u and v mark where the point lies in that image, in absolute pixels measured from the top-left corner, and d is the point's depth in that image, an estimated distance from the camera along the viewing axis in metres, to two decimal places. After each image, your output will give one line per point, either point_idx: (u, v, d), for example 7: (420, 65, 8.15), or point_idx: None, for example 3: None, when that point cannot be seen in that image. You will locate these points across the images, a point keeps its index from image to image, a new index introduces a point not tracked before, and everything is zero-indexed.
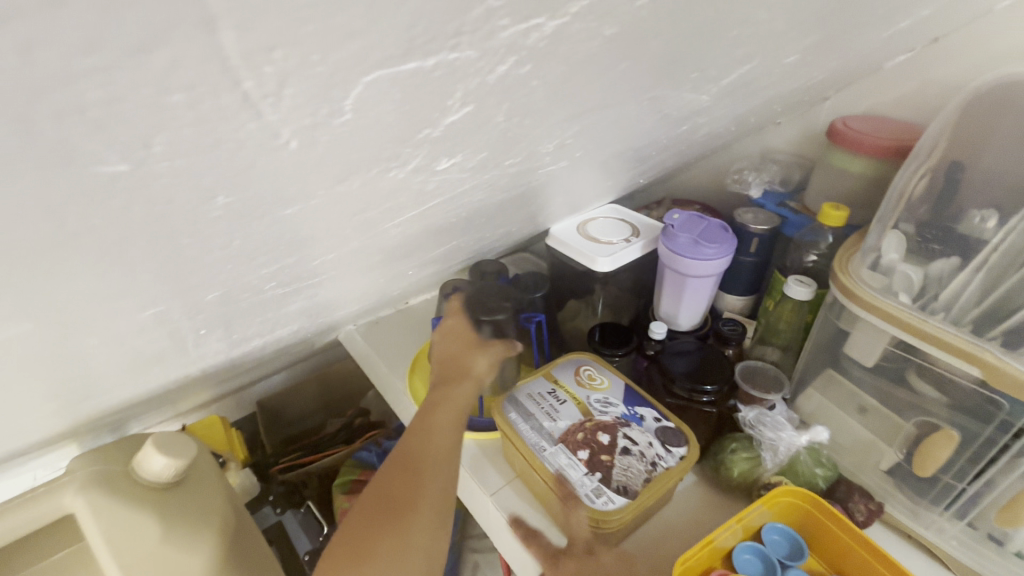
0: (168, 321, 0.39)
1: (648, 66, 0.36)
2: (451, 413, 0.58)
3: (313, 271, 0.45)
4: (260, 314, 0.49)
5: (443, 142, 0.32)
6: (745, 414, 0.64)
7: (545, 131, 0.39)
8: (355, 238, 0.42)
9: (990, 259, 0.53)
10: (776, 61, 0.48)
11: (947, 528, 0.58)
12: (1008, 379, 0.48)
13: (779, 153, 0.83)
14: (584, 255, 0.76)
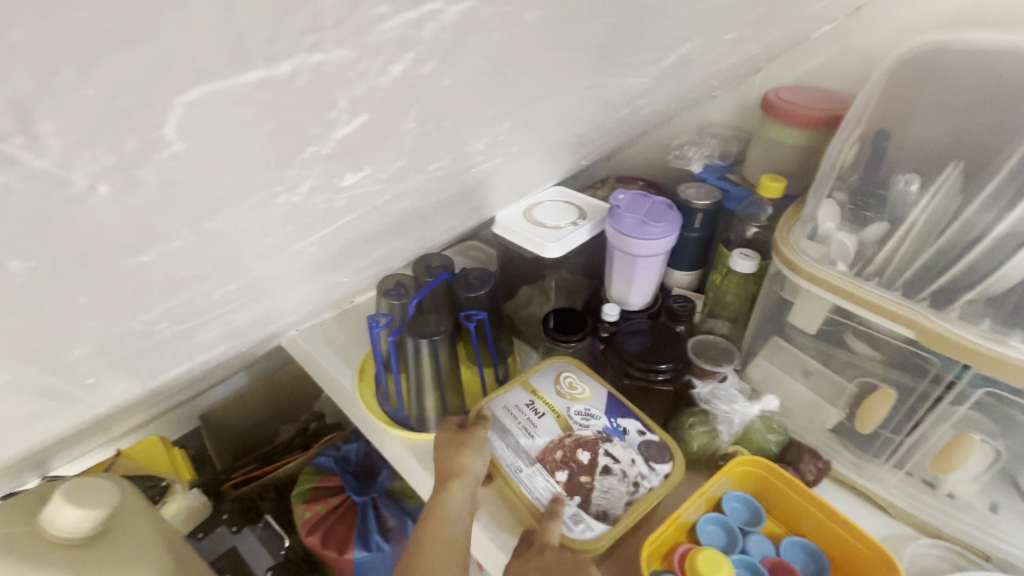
0: (58, 363, 0.34)
1: (587, 52, 0.34)
2: (447, 550, 0.50)
3: (231, 293, 0.41)
4: (178, 340, 0.44)
5: (340, 156, 0.30)
6: (700, 389, 0.65)
7: (482, 126, 0.36)
8: (279, 250, 0.38)
9: (917, 226, 0.56)
10: (712, 40, 0.47)
11: (887, 478, 0.62)
12: (937, 339, 0.50)
13: (717, 126, 0.84)
14: (532, 241, 0.74)
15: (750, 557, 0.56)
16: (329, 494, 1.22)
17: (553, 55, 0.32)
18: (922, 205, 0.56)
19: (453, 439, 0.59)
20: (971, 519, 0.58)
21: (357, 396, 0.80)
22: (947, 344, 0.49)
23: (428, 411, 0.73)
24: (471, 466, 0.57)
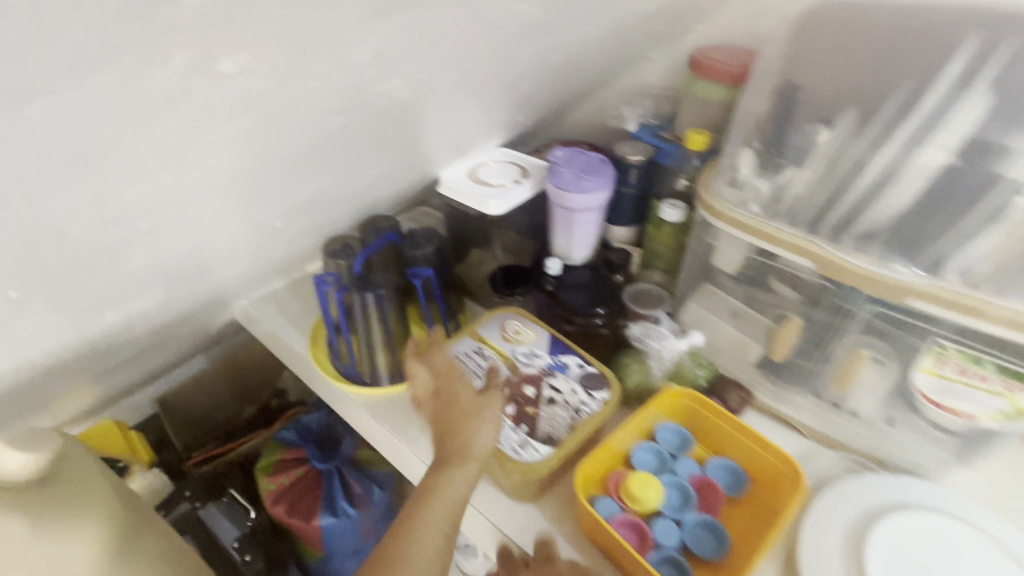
0: None
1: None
2: (439, 520, 0.48)
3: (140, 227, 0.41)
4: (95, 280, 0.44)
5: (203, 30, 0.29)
6: (632, 329, 0.69)
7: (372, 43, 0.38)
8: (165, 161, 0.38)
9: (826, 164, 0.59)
10: None
11: (803, 404, 0.68)
12: (835, 267, 0.55)
13: (651, 87, 0.87)
14: (474, 199, 0.76)
15: (678, 478, 0.61)
16: (292, 465, 1.23)
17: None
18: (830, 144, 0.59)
19: (453, 402, 0.54)
20: (874, 434, 0.65)
21: (311, 359, 0.81)
22: (840, 271, 0.54)
23: (382, 368, 0.75)
24: (482, 441, 0.53)
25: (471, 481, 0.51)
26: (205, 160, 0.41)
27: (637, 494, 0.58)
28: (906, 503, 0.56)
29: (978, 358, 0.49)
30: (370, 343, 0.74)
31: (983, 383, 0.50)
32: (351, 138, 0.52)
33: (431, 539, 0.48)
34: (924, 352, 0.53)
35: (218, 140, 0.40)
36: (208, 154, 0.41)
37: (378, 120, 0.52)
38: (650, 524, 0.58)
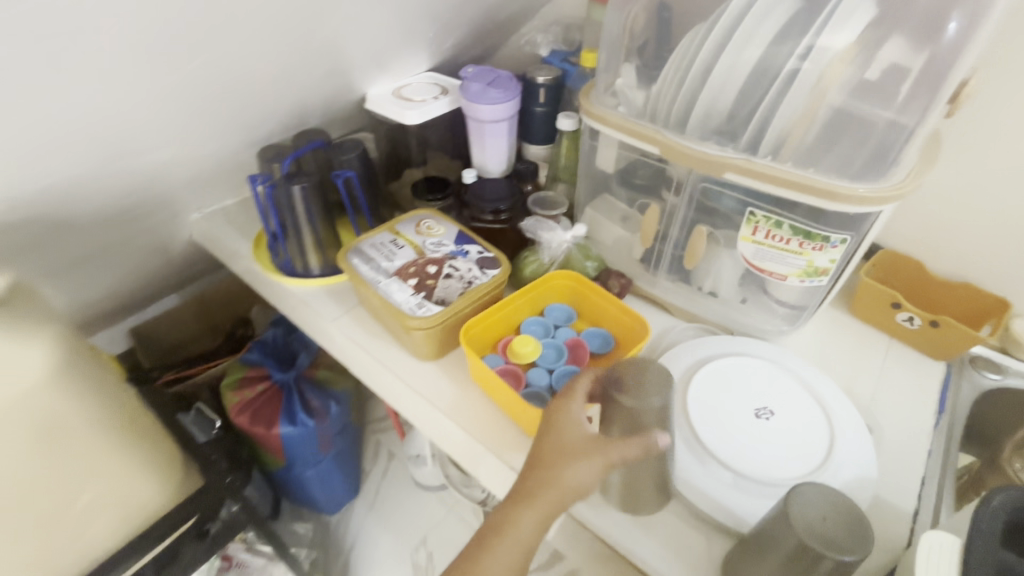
0: None
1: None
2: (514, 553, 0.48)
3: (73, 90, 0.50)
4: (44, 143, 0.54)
5: None
6: (526, 221, 0.80)
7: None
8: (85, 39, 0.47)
9: (678, 67, 0.65)
10: None
11: (672, 288, 0.80)
12: (671, 150, 0.65)
13: (565, 18, 0.96)
14: (394, 112, 0.85)
15: (557, 341, 0.73)
16: (255, 381, 1.33)
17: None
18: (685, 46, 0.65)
19: (563, 443, 0.51)
20: (727, 309, 0.77)
21: (256, 262, 0.91)
22: (682, 154, 0.64)
23: (315, 264, 0.85)
24: (577, 480, 0.49)
25: (554, 504, 0.49)
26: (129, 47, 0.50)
27: (517, 349, 0.70)
28: (736, 353, 0.68)
29: (778, 222, 0.61)
30: (300, 241, 0.82)
31: (787, 245, 0.62)
32: (259, 34, 0.60)
33: (506, 556, 0.48)
34: (744, 221, 0.64)
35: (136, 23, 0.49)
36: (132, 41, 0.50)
37: (290, 23, 0.61)
38: (527, 372, 0.70)
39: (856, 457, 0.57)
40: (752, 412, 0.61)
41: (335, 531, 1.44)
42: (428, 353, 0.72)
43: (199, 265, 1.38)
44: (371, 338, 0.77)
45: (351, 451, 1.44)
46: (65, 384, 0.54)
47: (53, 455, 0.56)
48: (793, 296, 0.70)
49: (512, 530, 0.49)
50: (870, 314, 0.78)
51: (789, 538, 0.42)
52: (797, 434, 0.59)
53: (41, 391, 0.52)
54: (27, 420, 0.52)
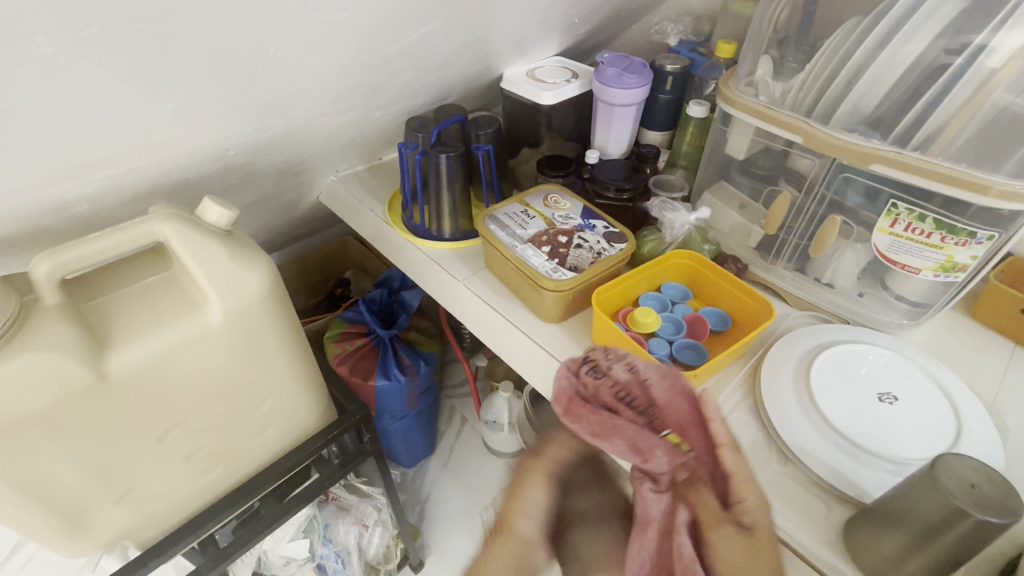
0: (216, 98, 0.54)
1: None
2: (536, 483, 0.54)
3: (312, 77, 0.59)
4: (276, 117, 0.63)
5: None
6: (652, 202, 0.84)
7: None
8: (340, 39, 0.56)
9: (832, 63, 0.69)
10: None
11: (788, 276, 0.82)
12: (815, 139, 0.67)
13: (695, 9, 0.99)
14: (531, 91, 0.91)
15: (675, 316, 0.77)
16: (356, 337, 1.41)
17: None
18: (839, 43, 0.68)
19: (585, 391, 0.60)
20: (845, 301, 0.78)
21: (388, 222, 1.00)
22: (827, 145, 0.67)
23: (448, 228, 0.93)
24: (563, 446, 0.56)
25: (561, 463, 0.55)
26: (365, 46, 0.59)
27: (639, 319, 0.74)
28: (854, 342, 0.71)
29: (921, 215, 0.64)
30: (438, 205, 0.90)
31: (928, 239, 0.65)
32: (454, 24, 0.67)
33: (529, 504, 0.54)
34: (882, 213, 0.67)
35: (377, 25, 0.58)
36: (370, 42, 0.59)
37: (478, 16, 0.69)
38: (647, 340, 0.73)
39: (985, 448, 0.59)
40: (875, 395, 0.64)
41: (410, 484, 1.53)
42: (555, 315, 0.78)
43: (312, 226, 1.51)
44: (498, 299, 0.84)
45: (432, 412, 1.52)
46: (272, 307, 0.64)
47: (255, 366, 0.66)
48: (920, 292, 0.71)
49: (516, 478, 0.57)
50: (993, 318, 0.77)
51: (933, 499, 0.45)
52: (921, 420, 0.62)
53: (254, 306, 0.62)
54: (247, 331, 0.62)
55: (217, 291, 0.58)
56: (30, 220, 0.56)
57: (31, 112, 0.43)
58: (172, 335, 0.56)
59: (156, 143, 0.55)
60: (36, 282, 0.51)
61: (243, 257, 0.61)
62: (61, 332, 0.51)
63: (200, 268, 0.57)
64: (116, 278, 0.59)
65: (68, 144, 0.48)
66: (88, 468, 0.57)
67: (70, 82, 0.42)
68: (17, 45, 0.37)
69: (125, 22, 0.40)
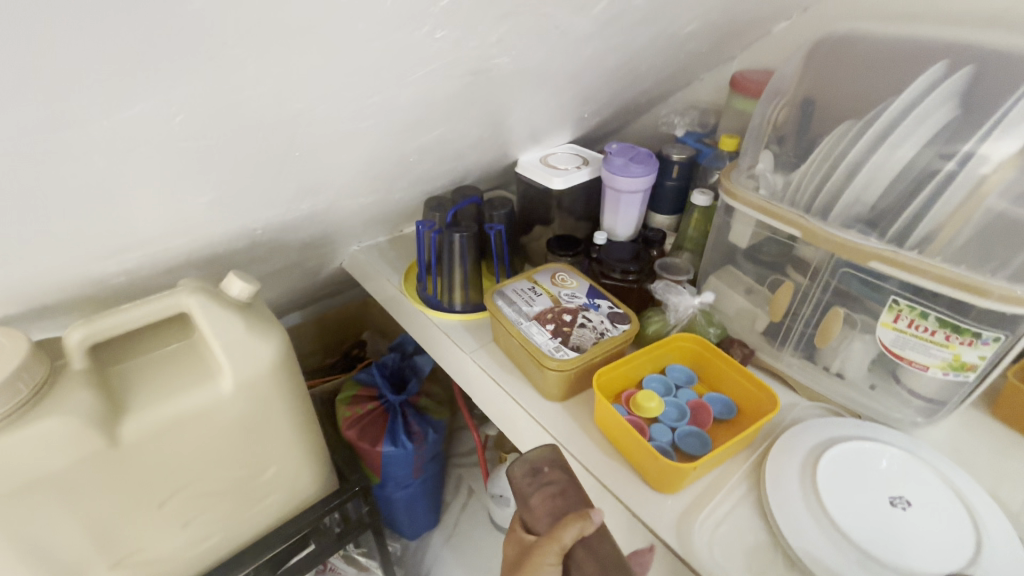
0: (249, 188, 0.60)
1: (578, 11, 0.56)
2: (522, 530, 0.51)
3: (336, 168, 0.65)
4: (302, 201, 0.69)
5: (412, 61, 0.51)
6: (656, 285, 0.86)
7: (493, 62, 0.59)
8: (364, 139, 0.61)
9: (831, 159, 0.72)
10: (667, 20, 0.69)
11: (795, 363, 0.82)
12: (814, 234, 0.70)
13: (702, 104, 1.05)
14: (543, 177, 0.97)
15: (679, 400, 0.77)
16: (367, 400, 1.41)
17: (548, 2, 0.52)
18: (837, 144, 0.72)
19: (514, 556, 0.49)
20: (855, 392, 0.77)
21: (403, 291, 1.04)
22: (825, 239, 0.69)
23: (458, 300, 0.96)
24: None
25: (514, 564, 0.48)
26: (384, 144, 0.65)
27: (641, 402, 0.74)
28: (863, 437, 0.69)
29: (924, 312, 0.64)
30: (450, 279, 0.94)
31: (933, 336, 0.64)
32: (470, 125, 0.73)
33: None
34: (885, 308, 0.67)
35: (397, 131, 0.64)
36: (389, 140, 0.65)
37: (493, 115, 0.74)
38: (649, 425, 0.73)
39: (1008, 567, 0.55)
40: (887, 498, 0.62)
41: (410, 558, 1.48)
42: (557, 394, 0.79)
43: (334, 288, 1.57)
44: (503, 372, 0.85)
45: (437, 480, 1.48)
46: (282, 375, 0.66)
47: (260, 434, 0.68)
48: (932, 389, 0.70)
49: None
50: (1017, 421, 0.74)
51: None
52: (936, 529, 0.59)
53: (265, 375, 0.65)
54: (256, 401, 0.65)
55: (230, 361, 0.61)
56: (73, 290, 0.61)
57: (81, 204, 0.48)
58: (183, 402, 0.59)
59: (189, 225, 0.61)
60: (67, 349, 0.55)
61: (259, 328, 0.64)
62: (83, 396, 0.54)
63: (217, 338, 0.61)
64: (141, 345, 0.63)
65: (110, 227, 0.54)
66: (91, 532, 0.59)
67: (122, 179, 0.48)
68: (82, 154, 0.43)
69: (170, 135, 0.46)
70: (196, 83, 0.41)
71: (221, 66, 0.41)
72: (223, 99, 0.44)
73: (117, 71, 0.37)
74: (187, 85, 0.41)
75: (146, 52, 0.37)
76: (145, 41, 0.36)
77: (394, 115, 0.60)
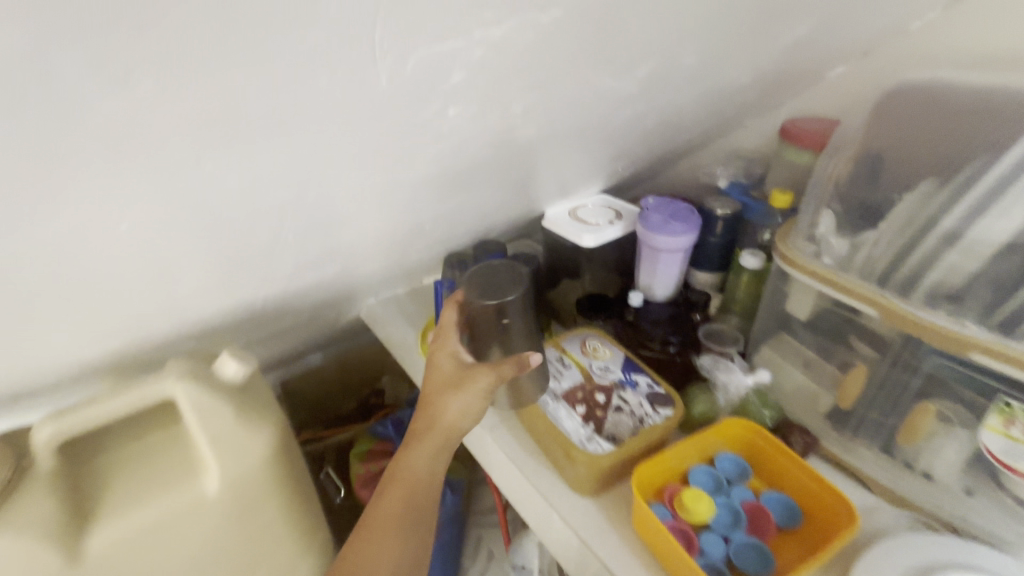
0: (243, 262, 0.53)
1: (613, 70, 0.50)
2: (428, 419, 0.62)
3: (342, 238, 0.59)
4: (305, 271, 0.63)
5: (420, 126, 0.44)
6: (702, 360, 0.76)
7: (517, 128, 0.52)
8: (372, 207, 0.55)
9: (916, 226, 0.61)
10: (702, 80, 0.61)
11: (868, 455, 0.69)
12: (899, 318, 0.59)
13: (746, 152, 0.97)
14: (571, 233, 0.89)
15: (732, 501, 0.65)
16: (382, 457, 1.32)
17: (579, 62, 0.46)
18: (909, 209, 0.63)
19: (444, 378, 0.62)
20: (948, 499, 0.64)
21: (420, 351, 0.97)
22: (912, 324, 0.58)
23: None
24: (415, 465, 0.61)
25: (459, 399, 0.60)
26: (397, 209, 0.58)
27: (689, 505, 0.63)
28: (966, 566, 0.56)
29: None
30: None
31: None
32: (491, 188, 0.66)
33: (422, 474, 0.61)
34: (995, 411, 0.57)
35: (409, 203, 0.57)
36: (404, 206, 0.59)
37: (519, 174, 0.67)
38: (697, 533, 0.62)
39: None
40: None
41: None
42: (590, 490, 0.68)
43: (353, 336, 1.51)
44: (525, 454, 0.75)
45: (455, 546, 1.37)
46: (277, 470, 0.59)
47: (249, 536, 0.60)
48: None
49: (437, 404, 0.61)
50: None
51: None
52: None
53: (255, 472, 0.57)
54: (245, 501, 0.57)
55: (216, 459, 0.54)
56: (55, 371, 0.56)
57: (42, 291, 0.43)
58: (159, 507, 0.52)
59: (180, 302, 0.55)
60: (36, 447, 0.49)
61: (251, 419, 0.57)
62: (45, 507, 0.48)
63: (203, 431, 0.54)
64: (125, 431, 0.57)
65: (88, 310, 0.48)
66: None
67: (86, 261, 0.42)
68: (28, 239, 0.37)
69: (146, 212, 0.40)
70: (172, 157, 0.36)
71: (185, 138, 0.35)
72: (206, 172, 0.39)
73: (53, 148, 0.31)
74: (146, 158, 0.35)
75: (112, 127, 0.32)
76: (94, 112, 0.31)
77: (402, 186, 0.53)
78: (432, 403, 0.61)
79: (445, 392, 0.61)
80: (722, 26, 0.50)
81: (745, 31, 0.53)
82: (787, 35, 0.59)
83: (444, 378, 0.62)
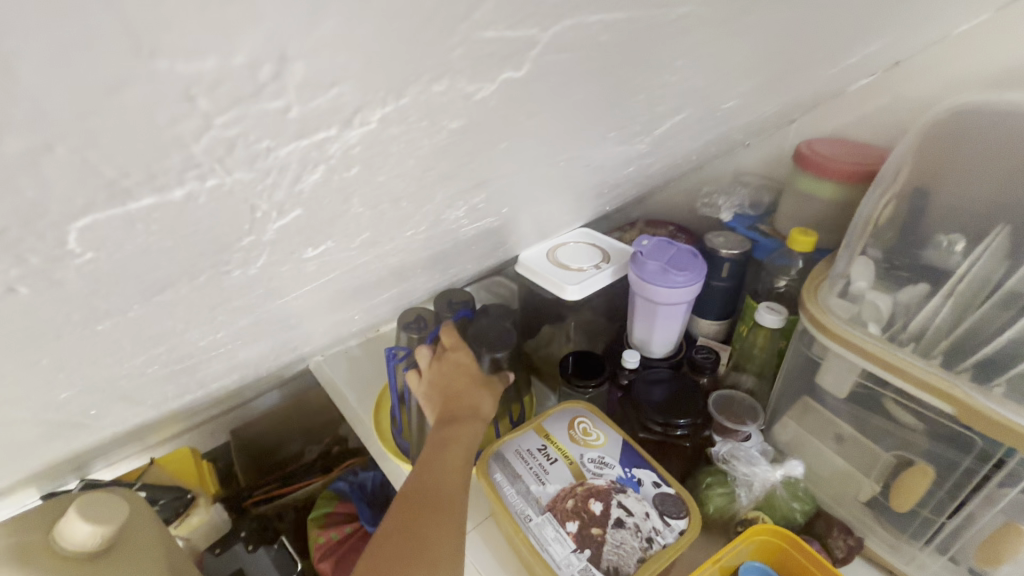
0: (67, 391, 0.36)
1: (608, 109, 0.35)
2: (467, 405, 0.61)
3: (230, 332, 0.41)
4: (187, 369, 0.45)
5: (310, 209, 0.28)
6: (718, 448, 0.62)
7: (476, 189, 0.37)
8: (264, 298, 0.38)
9: (992, 295, 0.48)
10: (724, 106, 0.47)
11: (929, 564, 0.56)
12: (980, 419, 0.47)
13: (750, 174, 0.83)
14: (551, 282, 0.73)
15: None
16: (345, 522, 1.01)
17: (568, 103, 0.30)
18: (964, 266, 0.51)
19: (469, 374, 0.63)
20: None
21: (371, 419, 0.80)
22: (997, 428, 0.46)
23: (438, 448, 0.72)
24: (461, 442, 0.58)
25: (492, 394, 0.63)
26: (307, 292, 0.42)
27: None
28: None
29: None
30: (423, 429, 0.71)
31: None
32: (446, 249, 0.50)
33: (460, 463, 0.56)
34: None
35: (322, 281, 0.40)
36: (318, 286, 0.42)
37: (482, 232, 0.51)
38: None
39: None
40: None
41: None
42: None
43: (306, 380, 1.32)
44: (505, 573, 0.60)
45: None
46: None
47: None
48: None
49: (473, 395, 0.61)
50: None
51: None
52: None
53: None
54: None
55: None
56: None
57: None
58: None
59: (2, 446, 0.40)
60: None
61: None
62: None
63: None
64: None
65: None
66: None
67: None
68: None
69: None
70: None
71: None
72: None
73: None
74: None
75: None
76: None
77: (305, 272, 0.36)
78: (462, 396, 0.61)
79: (475, 386, 0.62)
80: (753, 46, 0.35)
81: (781, 46, 0.38)
82: (825, 48, 0.45)
83: (468, 376, 0.63)
